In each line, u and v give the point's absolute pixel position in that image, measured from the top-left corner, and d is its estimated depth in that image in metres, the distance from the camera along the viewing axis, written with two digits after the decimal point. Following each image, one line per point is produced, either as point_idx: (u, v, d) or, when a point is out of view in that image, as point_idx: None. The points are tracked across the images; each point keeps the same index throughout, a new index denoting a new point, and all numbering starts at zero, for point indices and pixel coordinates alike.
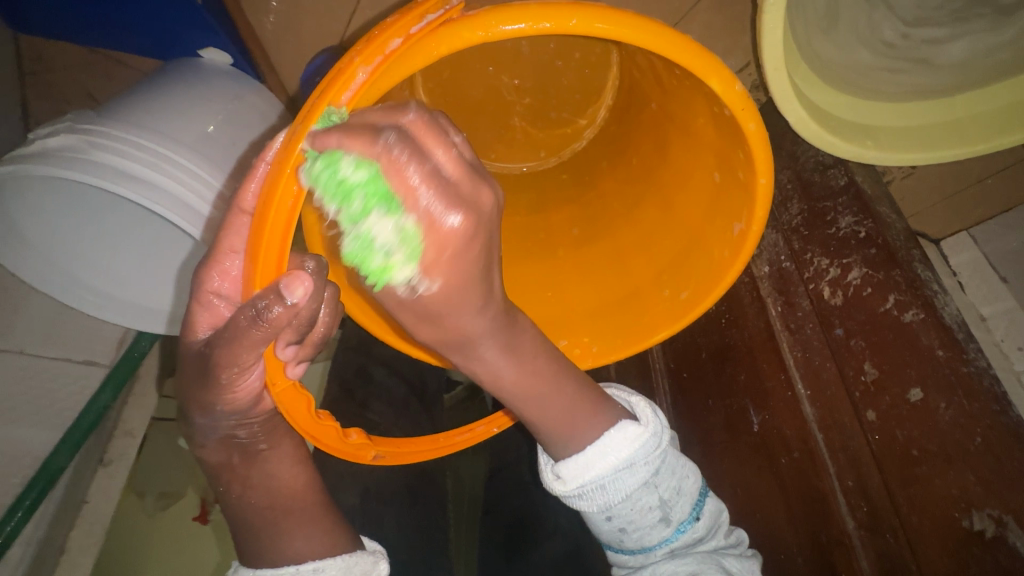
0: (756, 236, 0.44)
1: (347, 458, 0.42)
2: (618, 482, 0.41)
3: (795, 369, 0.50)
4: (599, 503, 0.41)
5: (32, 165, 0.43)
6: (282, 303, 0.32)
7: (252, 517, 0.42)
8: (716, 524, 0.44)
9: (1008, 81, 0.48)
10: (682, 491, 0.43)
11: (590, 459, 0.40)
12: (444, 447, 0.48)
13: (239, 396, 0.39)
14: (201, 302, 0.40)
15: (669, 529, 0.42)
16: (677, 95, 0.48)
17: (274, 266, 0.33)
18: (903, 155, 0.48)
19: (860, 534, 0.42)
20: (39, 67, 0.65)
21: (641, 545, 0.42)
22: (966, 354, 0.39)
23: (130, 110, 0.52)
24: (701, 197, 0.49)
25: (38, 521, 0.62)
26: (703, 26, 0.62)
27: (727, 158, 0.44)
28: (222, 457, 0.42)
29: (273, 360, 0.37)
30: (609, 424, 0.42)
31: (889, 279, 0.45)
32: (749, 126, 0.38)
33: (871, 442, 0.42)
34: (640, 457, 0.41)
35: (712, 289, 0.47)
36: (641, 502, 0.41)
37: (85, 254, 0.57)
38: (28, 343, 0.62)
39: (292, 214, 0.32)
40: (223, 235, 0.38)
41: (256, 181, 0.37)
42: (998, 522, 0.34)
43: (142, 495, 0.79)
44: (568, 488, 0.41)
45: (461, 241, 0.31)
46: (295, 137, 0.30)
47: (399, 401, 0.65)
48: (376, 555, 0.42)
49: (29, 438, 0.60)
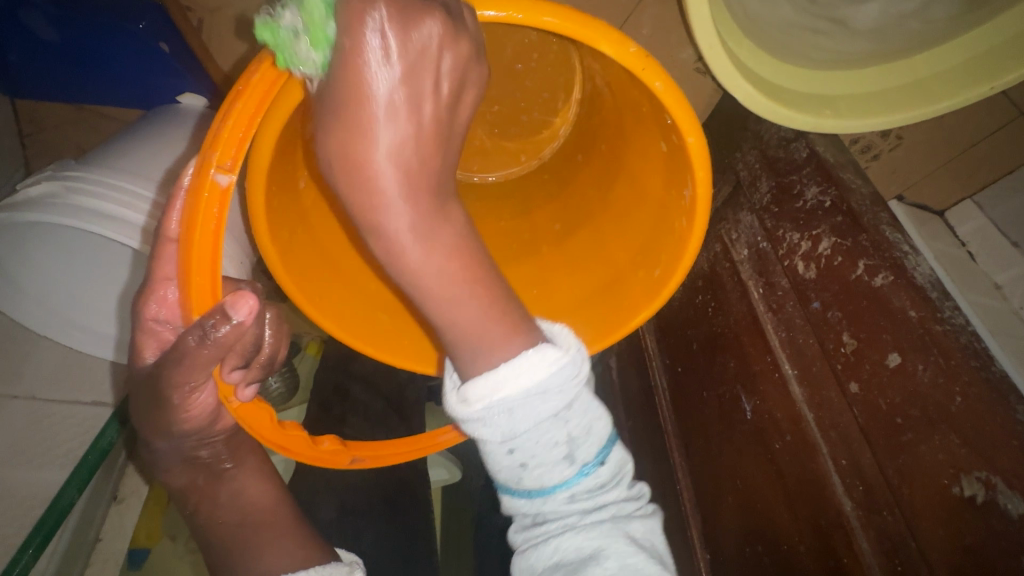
0: (705, 197, 0.43)
1: (323, 464, 0.45)
2: (528, 409, 0.35)
3: (780, 351, 0.49)
4: (502, 433, 0.36)
5: (17, 214, 0.46)
6: (228, 321, 0.35)
7: (222, 534, 0.44)
8: (620, 474, 0.42)
9: (967, 36, 0.46)
10: (591, 432, 0.39)
11: (499, 381, 0.35)
12: (424, 447, 0.50)
13: (195, 414, 0.43)
14: (145, 329, 0.43)
15: (572, 471, 0.39)
16: (622, 77, 0.48)
17: (210, 296, 0.36)
18: (863, 121, 0.47)
19: (858, 515, 0.40)
20: (36, 129, 0.71)
21: (541, 486, 0.38)
22: (940, 313, 0.37)
23: (110, 157, 0.55)
24: (658, 166, 0.49)
25: (48, 560, 0.63)
26: (653, 19, 0.61)
27: (662, 124, 0.45)
28: (190, 479, 0.46)
29: (222, 383, 0.40)
30: (526, 345, 0.36)
31: (857, 244, 0.43)
32: (655, 84, 0.38)
33: (858, 415, 0.41)
34: (555, 385, 0.35)
35: (680, 262, 0.46)
36: (548, 435, 0.37)
37: (80, 297, 0.62)
38: (38, 390, 0.68)
39: (218, 234, 0.35)
40: (155, 264, 0.42)
41: (176, 211, 0.40)
42: (988, 485, 0.32)
43: (174, 537, 0.74)
44: (471, 413, 0.36)
45: (374, 30, 0.30)
46: (206, 162, 0.34)
47: (377, 415, 0.66)
48: (351, 566, 0.43)
49: (35, 480, 0.62)
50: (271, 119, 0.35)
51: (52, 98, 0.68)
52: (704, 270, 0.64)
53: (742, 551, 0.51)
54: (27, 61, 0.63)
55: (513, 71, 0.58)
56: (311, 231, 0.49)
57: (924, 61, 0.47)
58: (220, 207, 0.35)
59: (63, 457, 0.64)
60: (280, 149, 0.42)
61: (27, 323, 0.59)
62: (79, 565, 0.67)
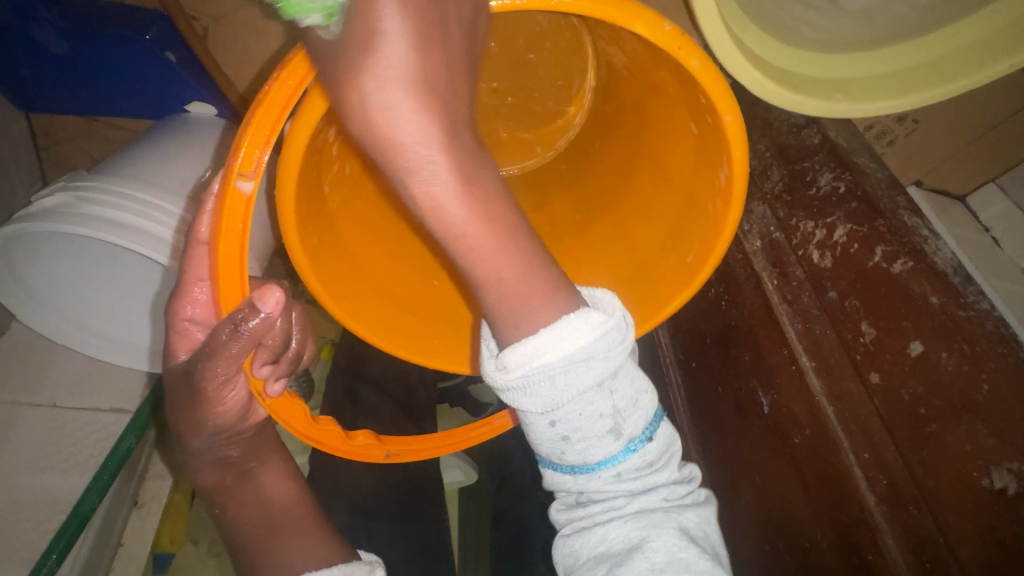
0: (742, 177, 0.42)
1: (359, 457, 0.47)
2: (570, 377, 0.33)
3: (797, 343, 0.47)
4: (544, 402, 0.34)
5: (29, 224, 0.48)
6: (256, 314, 0.36)
7: (242, 534, 0.46)
8: (670, 453, 0.40)
9: (982, 13, 0.44)
10: (637, 404, 0.37)
11: (542, 348, 0.32)
12: (460, 441, 0.52)
13: (230, 407, 0.43)
14: (177, 329, 0.44)
15: (619, 445, 0.37)
16: (643, 57, 0.47)
17: (239, 290, 0.37)
18: (878, 104, 0.45)
19: (882, 511, 0.39)
20: (50, 141, 0.73)
21: (584, 461, 0.37)
22: (964, 298, 0.36)
23: (119, 167, 0.56)
24: (687, 148, 0.48)
25: (71, 562, 0.64)
26: (658, 7, 0.61)
27: (694, 105, 0.43)
28: (217, 479, 0.47)
29: (253, 378, 0.41)
30: (568, 311, 0.34)
31: (874, 230, 0.42)
32: (693, 62, 0.38)
33: (879, 406, 0.39)
34: (599, 351, 0.34)
35: (715, 244, 0.44)
36: (593, 406, 0.35)
37: (91, 305, 0.63)
38: (58, 397, 0.69)
39: (243, 239, 0.36)
40: (186, 266, 0.42)
41: (207, 214, 0.41)
42: (1019, 477, 0.31)
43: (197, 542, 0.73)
44: (510, 382, 0.34)
45: None
46: (228, 170, 0.35)
47: (387, 418, 0.66)
48: (371, 565, 0.45)
49: (59, 485, 0.64)
50: (301, 124, 0.35)
51: (65, 112, 0.70)
52: (716, 264, 0.63)
53: (761, 549, 0.50)
54: (39, 76, 0.64)
55: (525, 60, 0.58)
56: (339, 239, 0.48)
57: (942, 38, 0.45)
58: (246, 210, 0.35)
59: (83, 463, 0.65)
60: (307, 160, 0.42)
61: (37, 326, 0.61)
62: (102, 568, 0.68)
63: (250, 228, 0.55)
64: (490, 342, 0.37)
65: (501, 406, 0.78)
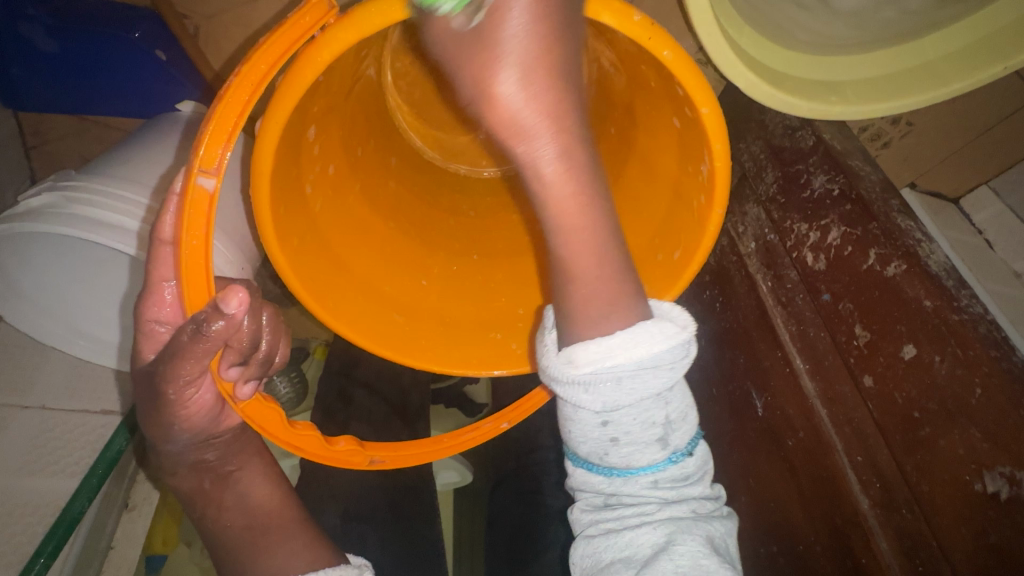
0: (723, 171, 0.41)
1: (341, 464, 0.46)
2: (638, 380, 0.34)
3: (791, 345, 0.47)
4: (605, 402, 0.35)
5: (14, 224, 0.47)
6: (220, 315, 0.35)
7: (231, 539, 0.45)
8: (705, 469, 0.40)
9: (976, 16, 0.44)
10: (685, 418, 0.38)
11: (615, 349, 0.33)
12: (449, 446, 0.51)
13: (194, 412, 0.43)
14: (144, 331, 0.43)
15: (662, 454, 0.38)
16: (627, 54, 0.48)
17: (204, 290, 0.36)
18: (871, 108, 0.45)
19: (876, 514, 0.38)
20: (40, 140, 0.72)
21: (626, 465, 0.37)
22: (956, 302, 0.36)
23: (108, 166, 0.55)
24: (672, 144, 0.47)
25: (60, 565, 0.63)
26: (653, 8, 0.60)
27: (675, 98, 0.43)
28: (194, 483, 0.46)
29: (221, 381, 0.40)
30: (643, 318, 0.35)
31: (867, 233, 0.42)
32: (664, 53, 0.37)
33: (872, 409, 0.39)
34: (667, 361, 0.34)
35: (700, 242, 0.44)
36: (651, 411, 0.36)
37: (80, 306, 0.62)
38: (48, 399, 0.68)
39: (206, 241, 0.35)
40: (152, 266, 0.42)
41: (169, 216, 0.41)
42: (1011, 481, 0.31)
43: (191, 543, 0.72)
44: (575, 377, 0.34)
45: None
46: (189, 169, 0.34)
47: (379, 420, 0.66)
48: (360, 568, 0.45)
49: (47, 487, 0.63)
50: (271, 121, 0.36)
51: (55, 111, 0.69)
52: (711, 265, 0.63)
53: (756, 552, 0.50)
54: (29, 75, 0.63)
55: None
56: (322, 234, 0.47)
57: (936, 41, 0.46)
58: (210, 208, 0.35)
59: (73, 465, 0.65)
60: (284, 155, 0.41)
61: (31, 331, 0.61)
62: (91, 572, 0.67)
63: (239, 226, 0.55)
64: (552, 338, 0.37)
65: (495, 407, 0.78)
